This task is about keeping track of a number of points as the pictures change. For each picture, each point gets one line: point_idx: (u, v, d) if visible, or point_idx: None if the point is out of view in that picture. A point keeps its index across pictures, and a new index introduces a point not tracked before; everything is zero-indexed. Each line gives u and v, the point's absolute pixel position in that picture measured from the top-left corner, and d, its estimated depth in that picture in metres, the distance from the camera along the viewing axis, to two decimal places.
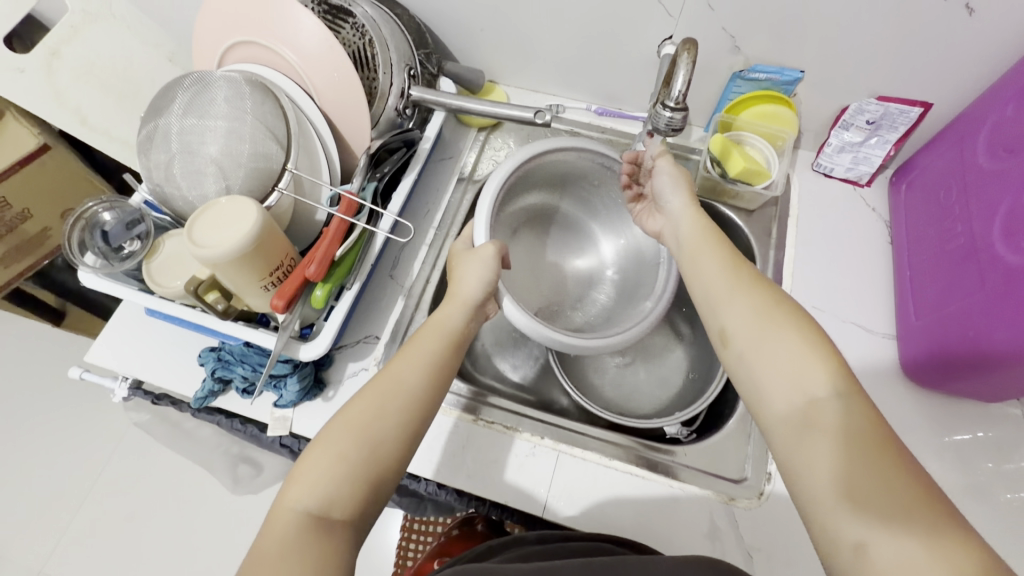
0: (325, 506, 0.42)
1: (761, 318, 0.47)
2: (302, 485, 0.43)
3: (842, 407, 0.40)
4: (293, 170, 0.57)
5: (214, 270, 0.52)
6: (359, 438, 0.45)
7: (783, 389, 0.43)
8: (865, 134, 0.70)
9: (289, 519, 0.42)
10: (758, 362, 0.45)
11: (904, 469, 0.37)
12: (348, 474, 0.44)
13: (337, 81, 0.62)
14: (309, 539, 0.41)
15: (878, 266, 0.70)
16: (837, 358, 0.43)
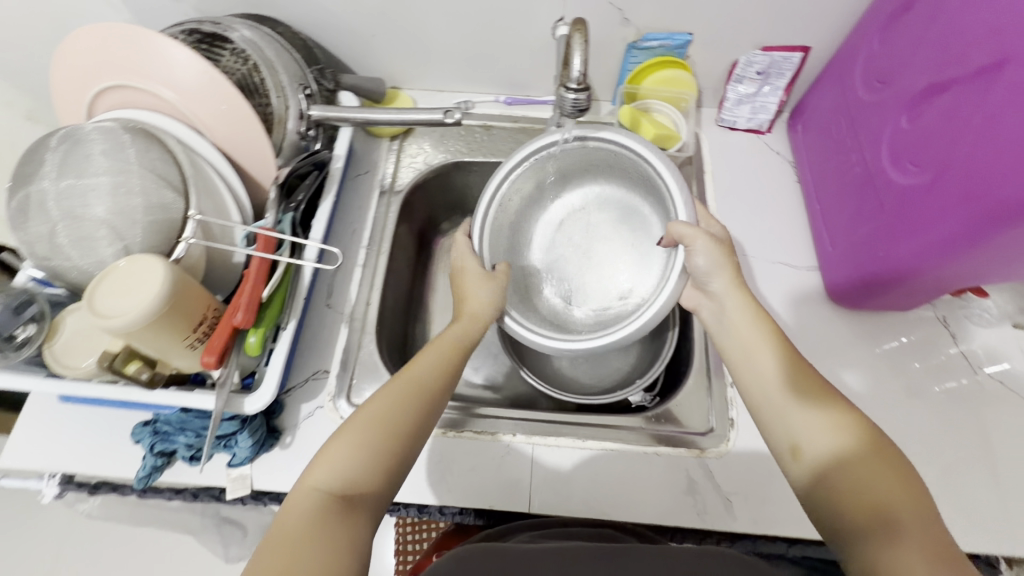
0: (347, 488, 0.42)
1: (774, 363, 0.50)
2: (323, 467, 0.43)
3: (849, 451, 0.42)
4: (197, 217, 0.53)
5: (131, 339, 0.47)
6: (381, 426, 0.45)
7: (791, 426, 0.46)
8: (757, 84, 0.74)
9: (309, 502, 0.41)
10: (772, 402, 0.48)
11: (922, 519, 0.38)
12: (370, 459, 0.44)
13: (226, 112, 0.58)
14: (329, 520, 0.40)
15: (792, 204, 0.75)
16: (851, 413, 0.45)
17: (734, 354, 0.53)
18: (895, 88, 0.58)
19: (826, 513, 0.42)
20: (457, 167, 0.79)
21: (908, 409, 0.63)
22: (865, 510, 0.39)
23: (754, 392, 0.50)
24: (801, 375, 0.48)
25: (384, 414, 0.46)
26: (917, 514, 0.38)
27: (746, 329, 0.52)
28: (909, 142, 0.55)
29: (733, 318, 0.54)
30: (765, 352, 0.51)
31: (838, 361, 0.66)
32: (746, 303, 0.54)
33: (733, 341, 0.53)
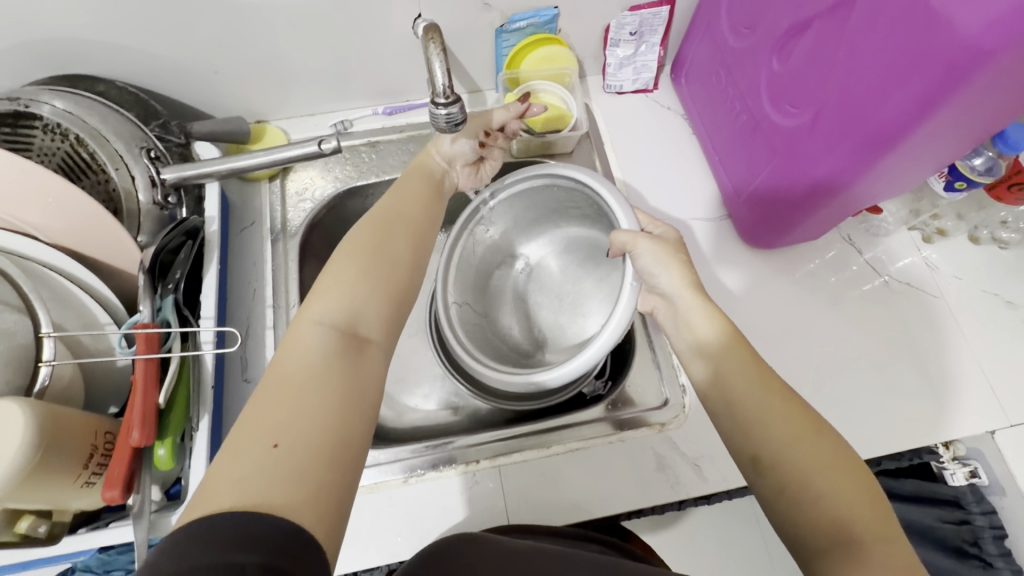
0: (349, 324, 0.43)
1: (744, 377, 0.45)
2: (321, 306, 0.43)
3: (804, 458, 0.40)
4: (54, 333, 0.45)
5: (4, 499, 0.40)
6: (368, 268, 0.46)
7: (759, 439, 0.42)
8: (634, 45, 0.72)
9: (316, 335, 0.41)
10: (734, 414, 0.44)
11: (880, 526, 0.37)
12: (369, 293, 0.45)
13: (59, 204, 0.49)
14: (343, 353, 0.41)
15: (692, 156, 0.75)
16: (806, 418, 0.42)
17: (694, 360, 0.50)
18: (761, 33, 0.58)
19: (794, 530, 0.39)
20: (349, 194, 0.73)
21: (836, 331, 0.66)
22: (828, 530, 0.37)
23: (715, 400, 0.46)
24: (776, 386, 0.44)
25: (369, 253, 0.47)
26: (889, 544, 0.36)
27: (705, 330, 0.49)
28: (785, 82, 0.56)
29: (688, 316, 0.50)
30: (728, 356, 0.47)
31: (766, 301, 0.68)
32: (712, 311, 0.49)
33: (690, 346, 0.50)
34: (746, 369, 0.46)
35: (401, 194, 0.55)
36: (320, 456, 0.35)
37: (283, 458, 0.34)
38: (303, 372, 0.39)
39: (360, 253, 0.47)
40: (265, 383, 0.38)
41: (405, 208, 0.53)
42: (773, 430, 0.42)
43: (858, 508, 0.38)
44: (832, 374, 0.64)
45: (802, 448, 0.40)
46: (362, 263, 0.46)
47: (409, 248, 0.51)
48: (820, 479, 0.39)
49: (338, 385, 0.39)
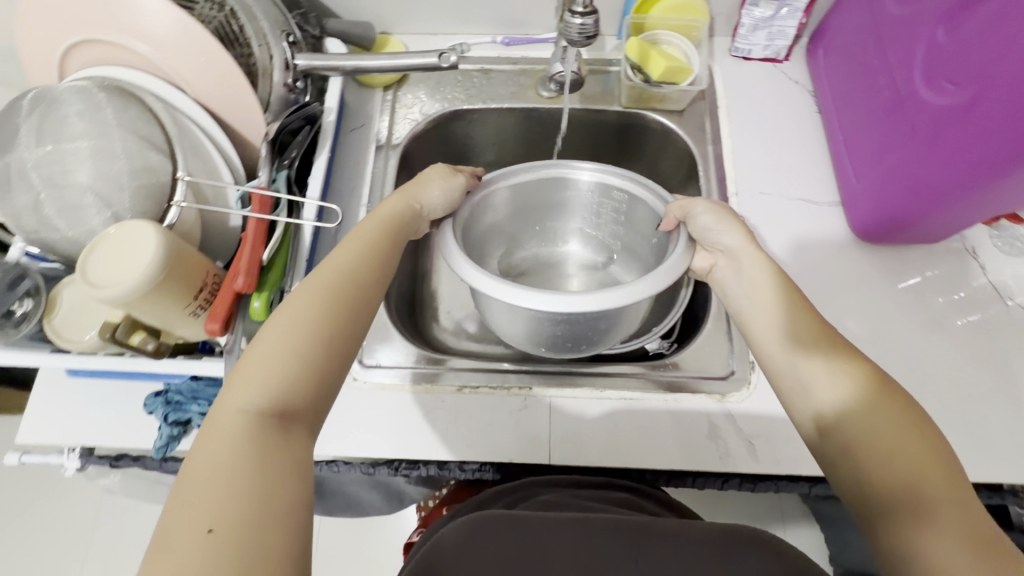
0: (277, 404, 0.37)
1: (807, 341, 0.44)
2: (243, 390, 0.37)
3: (862, 419, 0.39)
4: (187, 178, 0.51)
5: (131, 309, 0.46)
6: (304, 336, 0.40)
7: (821, 398, 0.41)
8: (774, 6, 0.67)
9: (239, 420, 0.36)
10: (796, 371, 0.43)
11: (954, 484, 0.35)
12: (303, 367, 0.39)
13: (208, 66, 0.54)
14: (270, 435, 0.35)
15: (811, 137, 0.70)
16: (879, 381, 0.41)
17: (751, 324, 0.48)
18: (930, 1, 0.53)
19: (855, 490, 0.38)
20: (455, 117, 0.74)
21: (940, 346, 0.60)
22: (894, 489, 0.36)
23: (772, 363, 0.46)
24: (839, 351, 0.43)
25: (306, 320, 0.41)
26: (963, 505, 0.34)
27: (772, 294, 0.47)
28: (946, 59, 0.51)
29: (753, 275, 0.49)
30: (791, 319, 0.46)
31: (865, 299, 0.63)
32: (771, 273, 0.49)
33: (754, 309, 0.48)
34: (810, 338, 0.44)
35: (356, 242, 0.47)
36: (244, 563, 0.30)
37: (204, 561, 0.29)
38: (218, 470, 0.33)
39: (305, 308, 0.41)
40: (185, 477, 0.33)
41: (359, 256, 0.46)
42: (830, 387, 0.41)
43: (929, 472, 0.35)
44: (926, 388, 0.58)
45: (867, 408, 0.39)
46: (291, 333, 0.40)
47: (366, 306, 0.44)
48: (885, 443, 0.37)
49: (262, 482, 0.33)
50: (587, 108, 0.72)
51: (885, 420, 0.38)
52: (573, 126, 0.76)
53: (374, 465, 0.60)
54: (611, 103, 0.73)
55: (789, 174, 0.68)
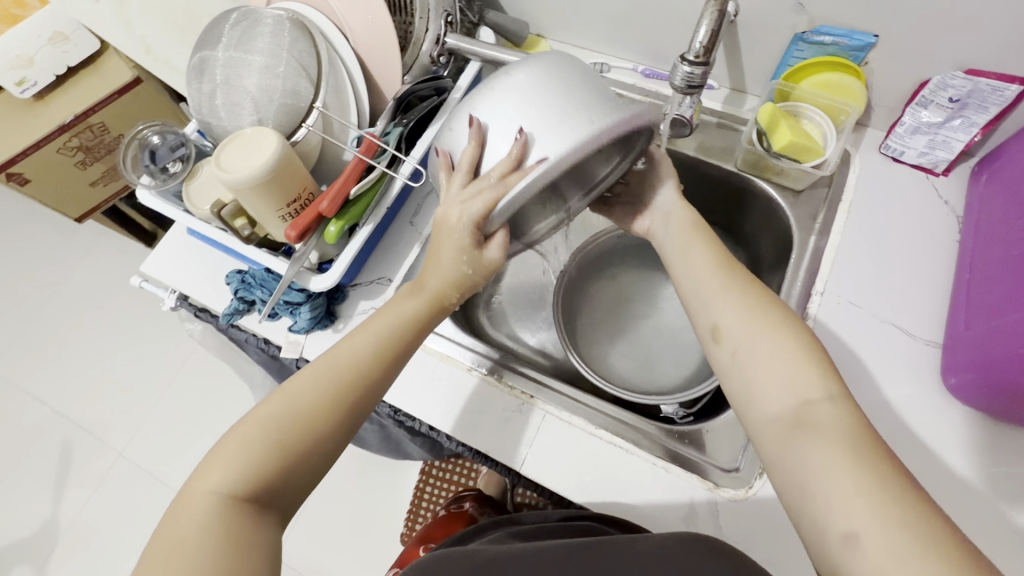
0: (243, 493, 0.40)
1: (711, 272, 0.50)
2: (218, 471, 0.41)
3: (742, 328, 0.46)
4: (321, 109, 0.60)
5: (237, 196, 0.56)
6: (278, 429, 0.42)
7: (719, 315, 0.48)
8: (947, 113, 0.60)
9: (205, 504, 0.39)
10: (700, 293, 0.50)
11: (832, 378, 0.41)
12: (272, 457, 0.42)
13: (373, 23, 0.63)
14: (229, 524, 0.38)
15: (937, 265, 0.62)
16: (768, 300, 0.47)
17: (672, 257, 0.55)
18: None
19: (756, 410, 0.42)
20: None
21: (1005, 552, 0.50)
22: (788, 412, 0.40)
23: (686, 287, 0.52)
24: (738, 280, 0.49)
25: (296, 412, 0.44)
26: (834, 402, 0.39)
27: (688, 231, 0.55)
28: None
29: (686, 221, 0.56)
30: (704, 250, 0.52)
31: (928, 462, 0.54)
32: (689, 212, 0.57)
33: (674, 245, 0.56)
34: (716, 268, 0.50)
35: (377, 326, 0.49)
36: None
37: None
38: (187, 545, 0.37)
39: (293, 401, 0.44)
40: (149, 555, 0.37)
41: (358, 356, 0.47)
42: (726, 305, 0.47)
43: (809, 379, 0.41)
44: None
45: (751, 317, 0.46)
46: (272, 424, 0.43)
47: (359, 404, 0.46)
48: (768, 351, 0.43)
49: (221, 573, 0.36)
50: (700, 158, 0.71)
51: (788, 354, 0.42)
52: (680, 170, 0.74)
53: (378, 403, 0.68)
54: (726, 161, 0.71)
55: (893, 295, 0.61)
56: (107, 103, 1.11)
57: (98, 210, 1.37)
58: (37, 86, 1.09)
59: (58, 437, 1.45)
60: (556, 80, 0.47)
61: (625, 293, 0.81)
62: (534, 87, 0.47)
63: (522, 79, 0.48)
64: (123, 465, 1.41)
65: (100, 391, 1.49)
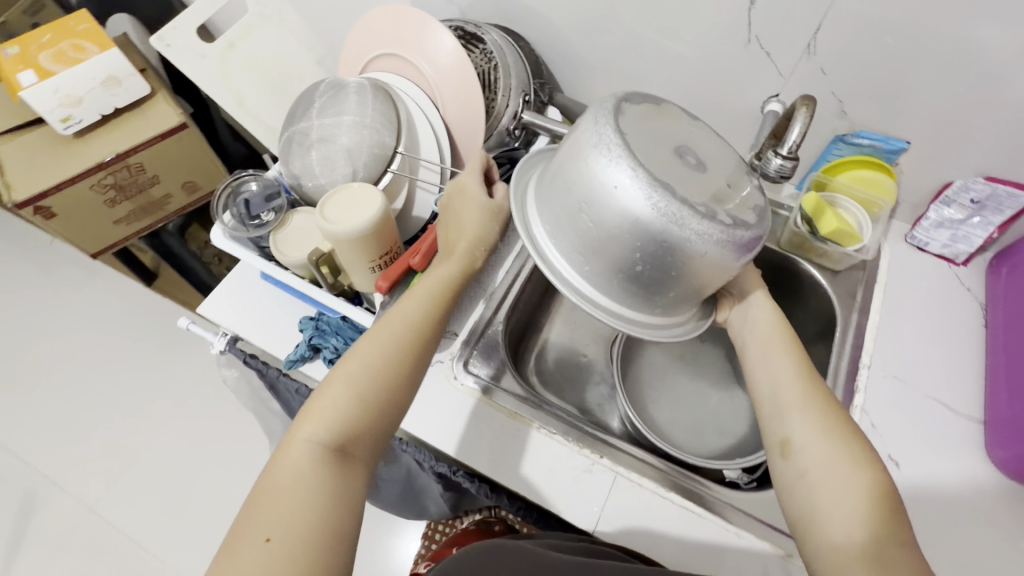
0: (341, 442, 0.45)
1: (790, 377, 0.52)
2: (312, 422, 0.45)
3: (817, 447, 0.47)
4: (403, 153, 0.65)
5: (334, 247, 0.57)
6: (360, 384, 0.47)
7: (790, 424, 0.49)
8: (967, 212, 0.69)
9: (304, 452, 0.43)
10: (777, 399, 0.51)
11: (895, 514, 0.43)
12: (360, 405, 0.47)
13: (462, 97, 0.68)
14: (327, 467, 0.43)
15: (969, 346, 0.67)
16: (846, 421, 0.48)
17: (753, 350, 0.56)
18: None
19: (818, 538, 0.44)
20: None
21: None
22: (851, 542, 0.42)
23: (763, 389, 0.53)
24: (817, 394, 0.50)
25: (376, 367, 0.49)
26: (900, 541, 0.42)
27: (770, 336, 0.55)
28: None
29: (764, 321, 0.57)
30: (785, 357, 0.53)
31: (985, 536, 0.57)
32: (777, 318, 0.57)
33: (754, 345, 0.56)
34: (797, 376, 0.51)
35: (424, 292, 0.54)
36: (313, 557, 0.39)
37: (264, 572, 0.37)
38: (291, 488, 0.41)
39: (369, 365, 0.49)
40: (257, 498, 0.42)
41: (420, 319, 0.53)
42: (802, 420, 0.49)
43: (875, 516, 0.43)
44: None
45: (826, 438, 0.47)
46: (354, 381, 0.47)
47: (422, 357, 0.52)
48: (838, 477, 0.45)
49: (319, 514, 0.41)
50: None
51: (861, 482, 0.44)
52: None
53: (437, 460, 0.68)
54: (769, 240, 0.77)
55: (933, 373, 0.66)
56: (151, 145, 1.13)
57: (114, 249, 1.34)
58: (80, 124, 1.09)
59: (20, 488, 1.33)
60: (684, 270, 0.45)
61: (668, 358, 0.84)
62: (649, 263, 0.44)
63: (664, 252, 0.43)
64: (92, 521, 1.28)
65: (77, 439, 1.38)
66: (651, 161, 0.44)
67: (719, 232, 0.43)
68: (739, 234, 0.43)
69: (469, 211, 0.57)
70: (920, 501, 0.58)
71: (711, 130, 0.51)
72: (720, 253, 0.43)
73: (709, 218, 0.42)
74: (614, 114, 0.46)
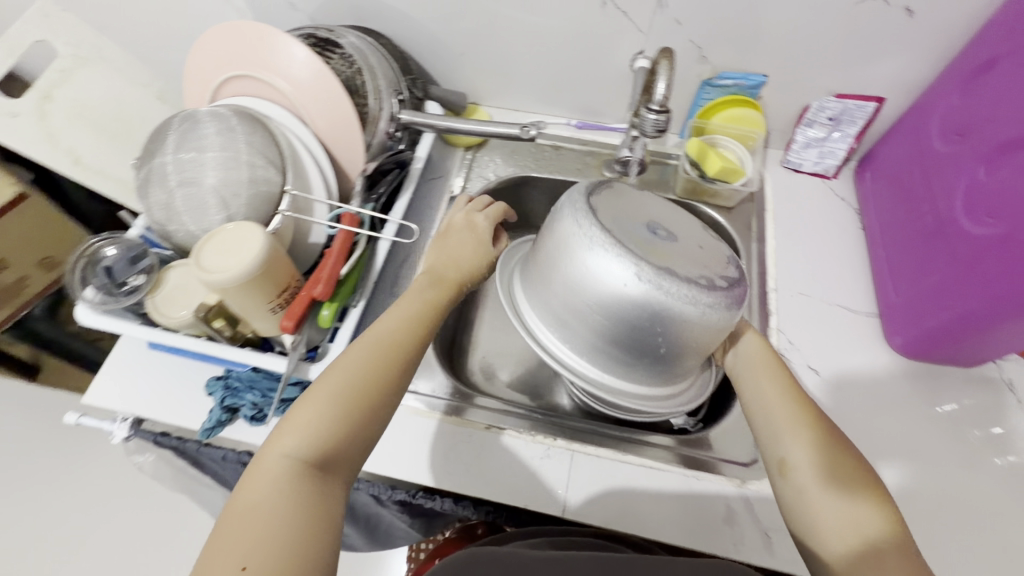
0: (317, 458, 0.41)
1: (782, 407, 0.51)
2: (288, 437, 0.42)
3: (812, 467, 0.47)
4: (292, 193, 0.59)
5: (222, 296, 0.52)
6: (336, 402, 0.44)
7: (785, 448, 0.49)
8: (827, 129, 0.74)
9: (280, 468, 0.40)
10: (770, 425, 0.51)
11: (891, 520, 0.43)
12: (335, 415, 0.43)
13: (328, 108, 0.64)
14: (301, 487, 0.40)
15: (854, 250, 0.74)
16: (837, 438, 0.48)
17: (744, 380, 0.55)
18: (974, 142, 0.57)
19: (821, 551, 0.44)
20: (523, 182, 0.83)
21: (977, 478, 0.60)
22: (853, 551, 0.42)
23: (756, 416, 0.53)
24: (813, 419, 0.50)
25: (355, 377, 0.45)
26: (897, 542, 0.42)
27: (760, 366, 0.55)
28: (983, 196, 0.55)
29: (751, 355, 0.56)
30: (774, 381, 0.53)
31: (897, 415, 0.63)
32: (767, 348, 0.56)
33: (743, 377, 0.55)
34: (788, 401, 0.51)
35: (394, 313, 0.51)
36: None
37: None
38: (258, 506, 0.38)
39: (347, 377, 0.45)
40: (228, 517, 0.38)
41: (398, 333, 0.49)
42: (797, 443, 0.48)
43: (875, 526, 0.43)
44: (955, 515, 0.57)
45: (819, 457, 0.47)
46: (331, 393, 0.44)
47: (402, 372, 0.48)
48: (835, 496, 0.45)
49: (300, 528, 0.38)
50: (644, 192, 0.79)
51: (858, 496, 0.45)
52: None
53: (394, 488, 0.65)
54: (665, 191, 0.80)
55: (828, 282, 0.72)
56: None
57: None
58: None
59: None
60: (698, 341, 0.48)
61: None
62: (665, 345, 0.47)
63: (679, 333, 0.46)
64: None
65: None
66: (643, 249, 0.47)
67: (722, 298, 0.46)
68: (734, 293, 0.48)
69: (459, 244, 0.58)
70: (840, 399, 0.64)
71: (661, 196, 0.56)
72: (725, 316, 0.47)
73: (714, 289, 0.46)
74: (591, 210, 0.49)
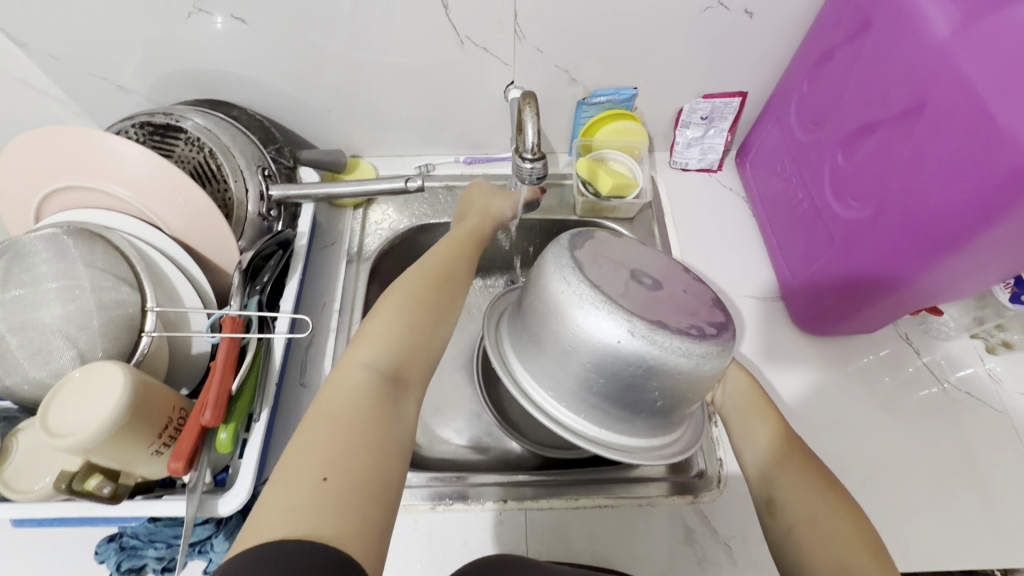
0: (393, 371, 0.44)
1: (772, 447, 0.52)
2: (368, 349, 0.45)
3: (797, 504, 0.47)
4: (157, 309, 0.52)
5: (88, 456, 0.44)
6: (405, 324, 0.47)
7: (773, 486, 0.49)
8: (703, 128, 0.77)
9: (360, 377, 0.43)
10: (760, 466, 0.52)
11: (873, 554, 0.44)
12: (407, 327, 0.47)
13: (180, 204, 0.57)
14: (383, 396, 0.42)
15: (751, 237, 0.77)
16: (823, 475, 0.49)
17: (733, 419, 0.57)
18: (828, 130, 0.61)
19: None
20: (422, 230, 0.79)
21: (892, 431, 0.64)
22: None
23: (747, 456, 0.54)
24: (794, 449, 0.51)
25: (415, 297, 0.50)
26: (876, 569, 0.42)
27: (748, 405, 0.57)
28: (848, 179, 0.58)
29: (739, 392, 0.58)
30: (765, 421, 0.55)
31: (819, 389, 0.67)
32: (756, 389, 0.58)
33: (734, 417, 0.57)
34: (776, 440, 0.53)
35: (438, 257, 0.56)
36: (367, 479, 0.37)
37: (318, 501, 0.35)
38: (343, 412, 0.40)
39: (413, 301, 0.49)
40: (309, 424, 0.39)
41: (449, 265, 0.55)
42: (784, 480, 0.49)
43: (857, 557, 0.43)
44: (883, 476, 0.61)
45: (804, 492, 0.48)
46: (399, 311, 0.48)
47: (454, 292, 0.54)
48: (823, 531, 0.45)
49: (379, 441, 0.40)
50: (546, 219, 0.78)
51: (842, 527, 0.45)
52: (533, 235, 0.81)
53: None
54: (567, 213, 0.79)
55: (734, 274, 0.74)
56: None
57: None
58: None
59: None
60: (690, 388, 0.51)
61: None
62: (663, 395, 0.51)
63: (675, 385, 0.50)
64: None
65: None
66: (633, 306, 0.50)
67: (714, 347, 0.50)
68: (721, 340, 0.51)
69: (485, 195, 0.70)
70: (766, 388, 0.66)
71: (638, 241, 0.59)
72: (716, 363, 0.50)
73: (705, 339, 0.50)
74: (577, 267, 0.53)
